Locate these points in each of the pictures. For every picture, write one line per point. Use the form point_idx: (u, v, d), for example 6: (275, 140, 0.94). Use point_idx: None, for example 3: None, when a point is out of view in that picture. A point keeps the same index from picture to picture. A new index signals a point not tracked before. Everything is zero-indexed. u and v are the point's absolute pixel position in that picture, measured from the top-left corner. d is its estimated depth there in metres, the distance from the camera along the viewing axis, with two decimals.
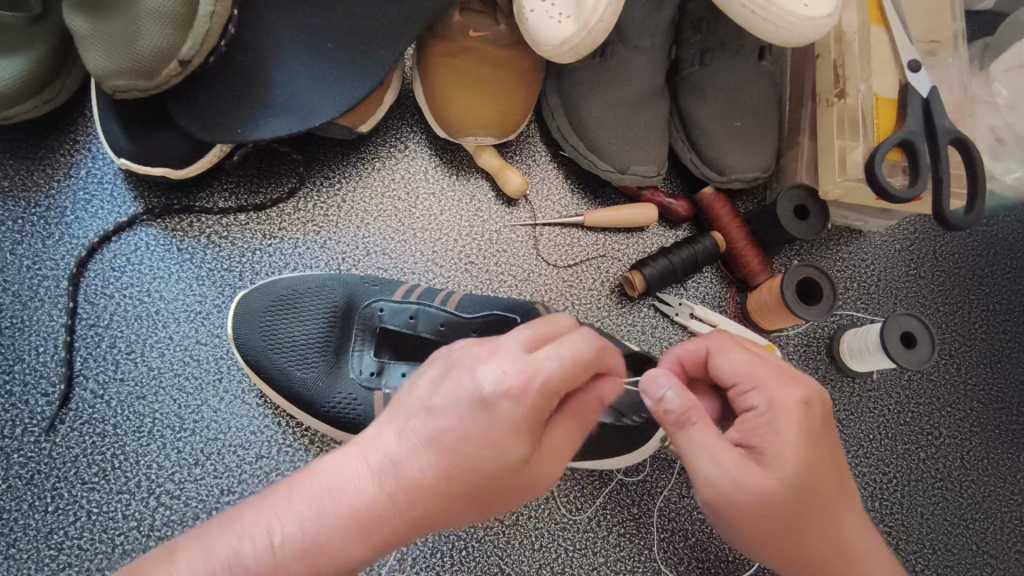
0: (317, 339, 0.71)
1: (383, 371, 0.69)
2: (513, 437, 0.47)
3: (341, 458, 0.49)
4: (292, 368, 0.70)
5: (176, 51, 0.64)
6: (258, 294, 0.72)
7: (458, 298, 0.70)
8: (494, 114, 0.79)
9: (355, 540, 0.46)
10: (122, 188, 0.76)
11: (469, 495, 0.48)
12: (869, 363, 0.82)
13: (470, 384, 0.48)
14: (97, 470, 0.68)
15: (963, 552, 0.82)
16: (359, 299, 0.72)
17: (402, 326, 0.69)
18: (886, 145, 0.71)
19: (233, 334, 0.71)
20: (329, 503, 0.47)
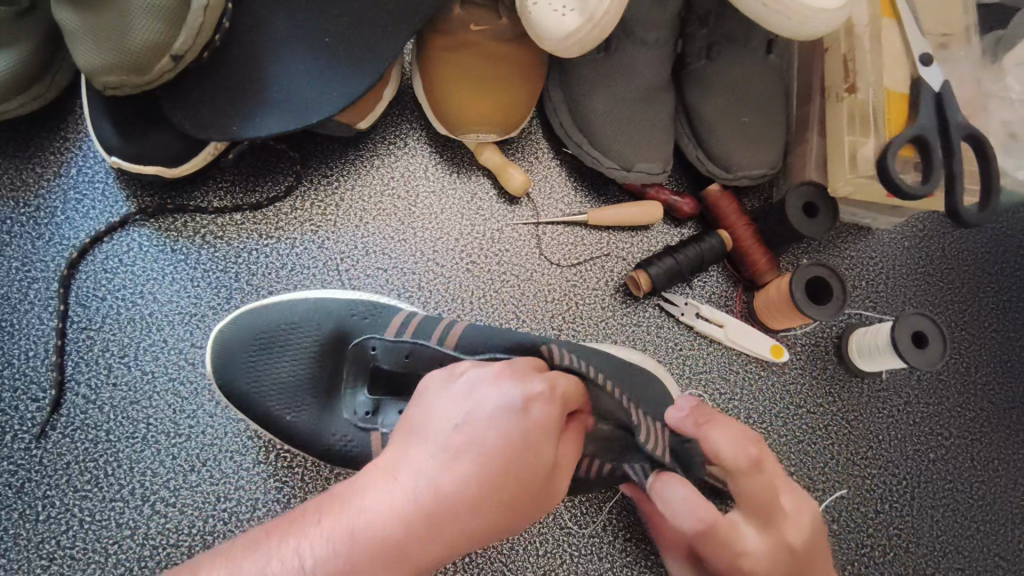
0: (304, 379, 0.67)
1: (380, 409, 0.65)
2: (542, 443, 0.49)
3: (366, 481, 0.47)
4: (281, 412, 0.66)
5: (169, 45, 0.63)
6: (238, 329, 0.68)
7: (459, 331, 0.64)
8: (496, 111, 0.77)
9: (390, 564, 0.44)
10: (113, 187, 0.74)
11: (506, 506, 0.47)
12: (878, 363, 0.80)
13: (492, 398, 0.50)
14: (89, 477, 0.66)
15: (974, 554, 0.81)
16: (351, 333, 0.68)
17: (396, 365, 0.65)
18: (898, 140, 0.70)
19: (216, 374, 0.67)
20: (363, 523, 0.44)
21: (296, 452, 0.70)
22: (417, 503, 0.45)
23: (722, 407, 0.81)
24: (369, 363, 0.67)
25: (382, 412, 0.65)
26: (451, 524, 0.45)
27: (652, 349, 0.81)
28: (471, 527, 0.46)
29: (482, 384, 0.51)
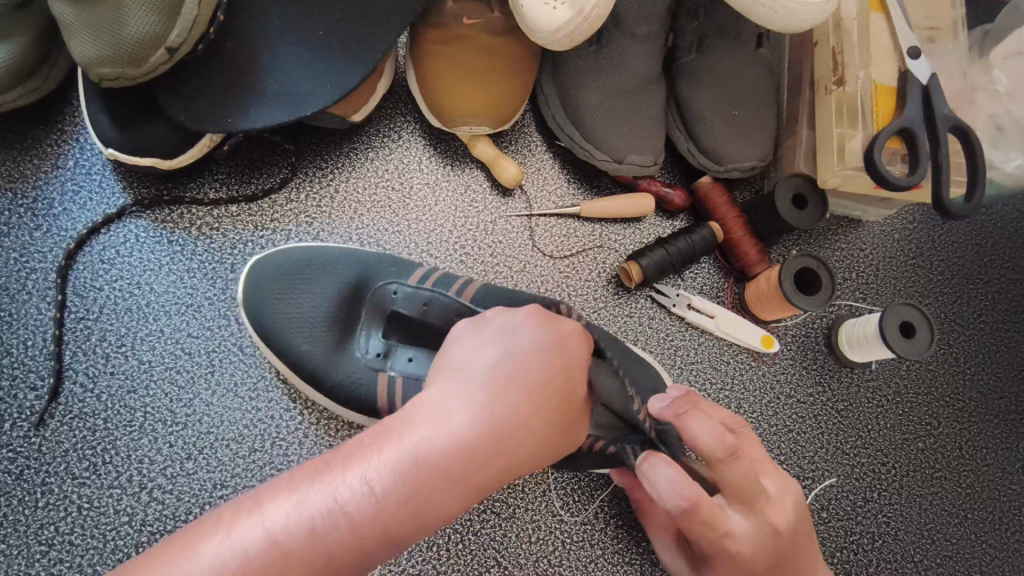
0: (325, 315, 0.70)
1: (390, 353, 0.67)
2: (578, 375, 0.52)
3: (415, 411, 0.46)
4: (298, 342, 0.69)
5: (164, 38, 0.63)
6: (270, 261, 0.72)
7: (474, 289, 0.67)
8: (489, 104, 0.77)
9: (456, 487, 0.43)
10: (111, 180, 0.75)
11: (551, 433, 0.49)
12: (868, 353, 0.81)
13: (526, 336, 0.52)
14: (87, 465, 0.67)
15: (961, 542, 0.82)
16: (372, 277, 0.72)
17: (413, 311, 0.67)
18: (886, 132, 0.71)
19: (244, 298, 0.71)
20: (425, 444, 0.43)
21: (292, 441, 0.71)
22: (477, 426, 0.45)
23: (712, 397, 0.82)
24: (384, 310, 0.69)
25: (392, 356, 0.67)
26: (508, 447, 0.46)
27: (644, 339, 0.82)
28: (524, 453, 0.47)
29: (512, 325, 0.53)
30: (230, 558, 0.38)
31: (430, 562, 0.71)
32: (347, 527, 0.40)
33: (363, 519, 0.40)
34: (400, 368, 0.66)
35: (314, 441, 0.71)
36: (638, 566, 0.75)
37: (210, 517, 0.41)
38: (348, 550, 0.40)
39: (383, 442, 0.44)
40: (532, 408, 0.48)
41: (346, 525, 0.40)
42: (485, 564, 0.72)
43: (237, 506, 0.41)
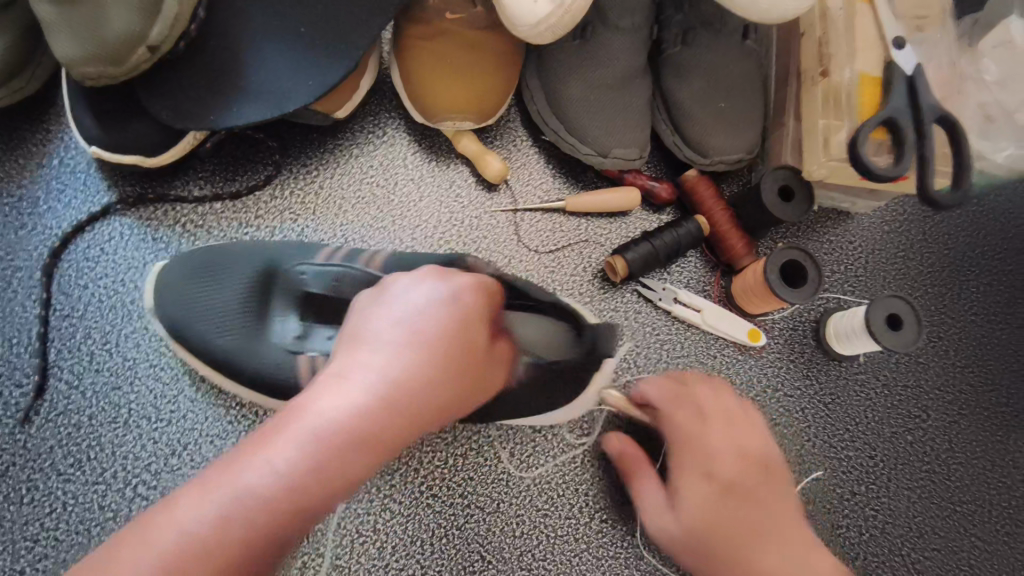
0: (235, 307, 0.67)
1: (309, 334, 0.66)
2: (478, 324, 0.54)
3: (317, 386, 0.47)
4: (211, 337, 0.67)
5: (144, 36, 0.64)
6: (174, 264, 0.70)
7: (381, 258, 0.67)
8: (471, 99, 0.77)
9: (365, 447, 0.45)
10: (95, 178, 0.76)
11: (456, 383, 0.51)
12: (856, 346, 0.81)
13: (428, 295, 0.54)
14: (72, 461, 0.68)
15: (950, 535, 0.82)
16: (281, 263, 0.69)
17: (326, 287, 0.66)
18: (870, 123, 0.70)
19: (154, 304, 0.70)
20: (326, 415, 0.45)
21: None
22: (378, 390, 0.47)
23: None
24: (297, 291, 0.67)
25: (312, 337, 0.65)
26: (412, 403, 0.48)
27: (630, 333, 0.82)
28: (430, 406, 0.49)
29: (412, 286, 0.55)
30: (147, 561, 0.40)
31: (415, 556, 0.72)
32: (258, 507, 0.42)
33: (276, 497, 0.42)
34: (319, 346, 0.64)
35: None
36: (623, 561, 0.75)
37: (131, 529, 0.42)
38: (262, 530, 0.41)
39: (285, 423, 0.45)
40: (434, 362, 0.50)
41: (259, 507, 0.42)
42: (470, 559, 0.73)
43: (153, 514, 0.42)
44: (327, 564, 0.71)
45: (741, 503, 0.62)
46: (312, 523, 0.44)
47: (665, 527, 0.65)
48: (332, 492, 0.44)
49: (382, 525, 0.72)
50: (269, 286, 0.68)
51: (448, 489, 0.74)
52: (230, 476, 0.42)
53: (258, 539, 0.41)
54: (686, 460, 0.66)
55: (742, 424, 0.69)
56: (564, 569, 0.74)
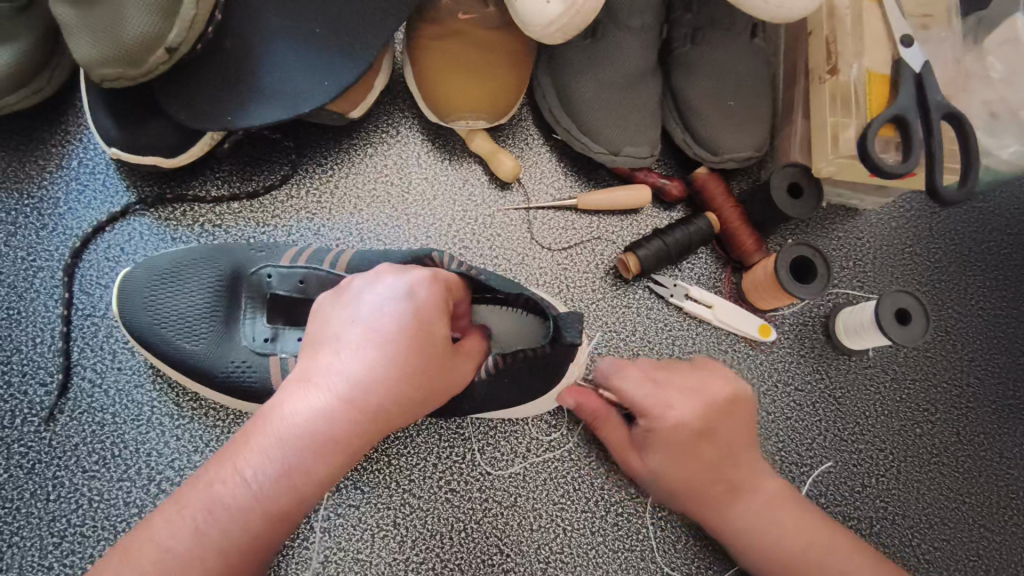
0: (204, 309, 0.69)
1: (279, 337, 0.69)
2: (438, 318, 0.56)
3: (282, 395, 0.53)
4: (180, 341, 0.68)
5: (163, 38, 0.64)
6: (138, 270, 0.70)
7: (349, 256, 0.67)
8: (485, 98, 0.78)
9: (325, 454, 0.51)
10: (114, 178, 0.76)
11: (418, 383, 0.54)
12: (865, 340, 0.82)
13: (381, 295, 0.56)
14: (96, 458, 0.69)
15: (959, 526, 0.83)
16: (247, 265, 0.71)
17: (293, 290, 0.69)
18: (878, 121, 0.71)
19: (118, 311, 0.69)
20: (288, 428, 0.51)
21: None
22: (330, 400, 0.52)
23: None
24: (265, 295, 0.70)
25: (281, 339, 0.68)
26: (362, 411, 0.52)
27: (642, 329, 0.83)
28: (385, 412, 0.53)
29: (368, 286, 0.57)
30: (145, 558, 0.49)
31: (434, 550, 0.73)
32: (233, 516, 0.50)
33: (252, 507, 0.50)
34: (289, 348, 0.68)
35: None
36: (638, 553, 0.76)
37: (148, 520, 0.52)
38: (238, 533, 0.50)
39: (254, 435, 0.52)
40: (387, 369, 0.53)
41: (238, 515, 0.50)
42: (488, 552, 0.74)
43: (153, 516, 0.51)
44: (348, 558, 0.72)
45: (708, 453, 0.68)
46: (290, 523, 0.52)
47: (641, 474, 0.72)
48: (302, 495, 0.51)
49: (401, 520, 0.73)
50: (237, 286, 0.70)
51: (465, 484, 0.75)
52: (211, 486, 0.51)
53: (242, 541, 0.50)
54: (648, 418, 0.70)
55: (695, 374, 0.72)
56: (581, 562, 0.75)
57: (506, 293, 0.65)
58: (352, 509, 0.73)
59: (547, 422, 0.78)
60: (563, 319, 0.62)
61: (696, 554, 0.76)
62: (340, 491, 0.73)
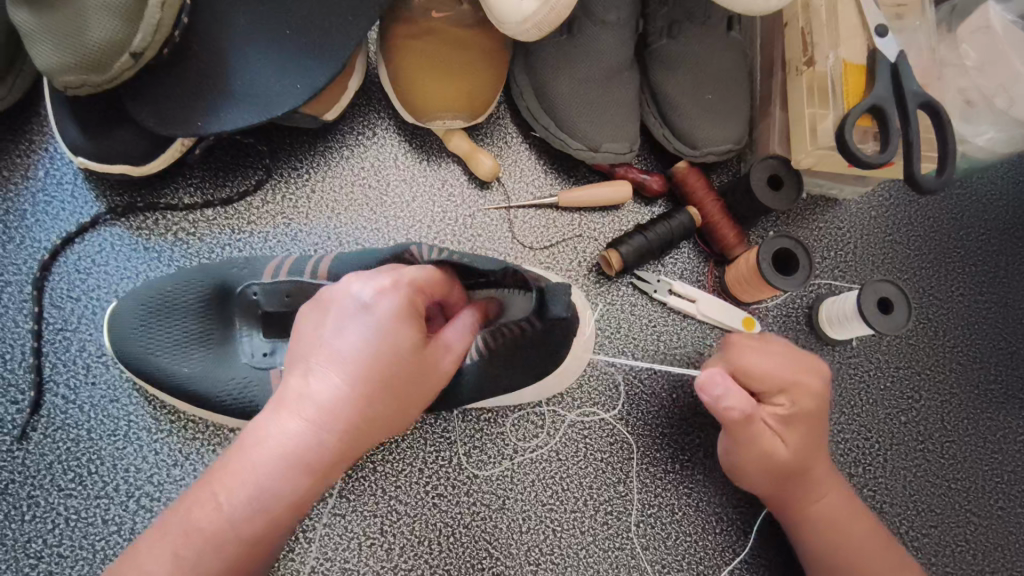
0: (195, 332, 0.67)
1: (276, 348, 0.68)
2: (407, 326, 0.54)
3: (259, 418, 0.52)
4: (173, 364, 0.66)
5: (128, 42, 0.63)
6: (127, 296, 0.68)
7: (329, 263, 0.64)
8: (461, 98, 0.77)
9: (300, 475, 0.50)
10: (83, 189, 0.74)
11: (392, 395, 0.53)
12: (849, 330, 0.82)
13: (348, 305, 0.55)
14: (72, 476, 0.67)
15: (945, 511, 0.84)
16: (233, 283, 0.69)
17: (282, 305, 0.67)
18: (856, 110, 0.71)
19: (109, 339, 0.68)
20: (261, 452, 0.50)
21: None
22: (306, 422, 0.50)
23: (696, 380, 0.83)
24: (255, 310, 0.68)
25: (277, 351, 0.68)
26: (338, 431, 0.51)
27: (627, 326, 0.82)
28: (360, 428, 0.52)
29: (339, 295, 0.55)
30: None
31: (422, 557, 0.72)
32: (209, 544, 0.49)
33: (231, 533, 0.49)
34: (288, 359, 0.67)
35: None
36: (628, 551, 0.75)
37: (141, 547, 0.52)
38: (216, 561, 0.49)
39: (229, 461, 0.50)
40: (360, 384, 0.52)
41: (217, 541, 0.49)
42: (477, 556, 0.73)
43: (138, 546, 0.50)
44: (334, 567, 0.71)
45: (813, 432, 0.69)
46: (268, 546, 0.51)
47: (783, 456, 0.68)
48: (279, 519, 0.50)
49: (388, 527, 0.72)
50: (226, 302, 0.69)
51: (453, 488, 0.74)
52: (187, 514, 0.50)
53: (221, 565, 0.49)
54: (797, 394, 0.68)
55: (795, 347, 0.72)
56: (571, 563, 0.74)
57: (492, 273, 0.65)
58: (338, 519, 0.72)
59: (532, 422, 0.77)
60: (551, 295, 0.62)
61: (687, 549, 0.76)
62: (324, 501, 0.72)
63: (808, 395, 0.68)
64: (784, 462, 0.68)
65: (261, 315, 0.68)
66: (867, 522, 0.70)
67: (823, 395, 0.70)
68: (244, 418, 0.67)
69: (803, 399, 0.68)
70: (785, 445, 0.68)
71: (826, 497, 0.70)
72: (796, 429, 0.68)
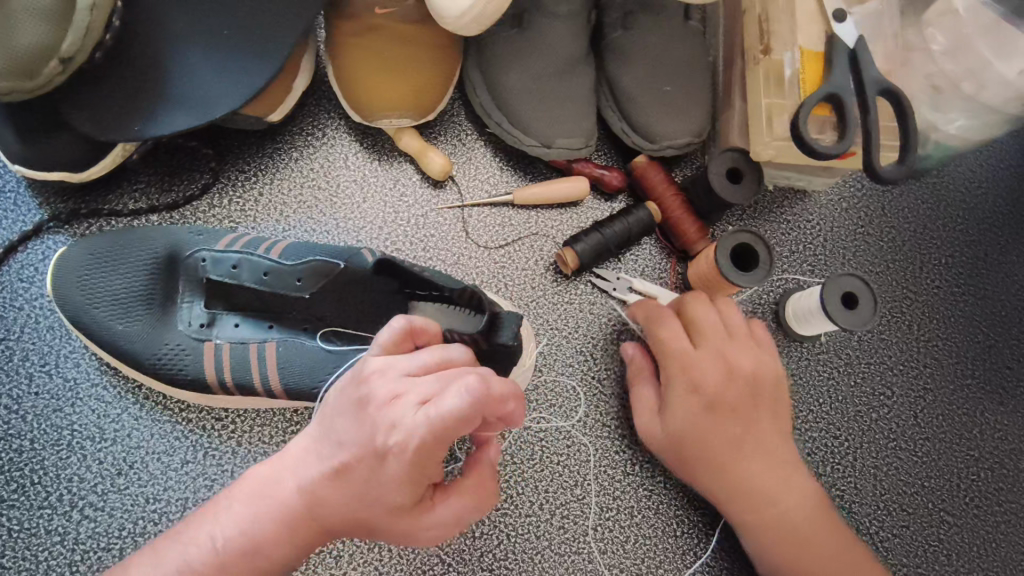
0: (140, 291, 0.67)
1: (215, 322, 0.68)
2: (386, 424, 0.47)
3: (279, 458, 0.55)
4: (113, 321, 0.66)
5: (56, 48, 0.62)
6: (73, 250, 0.68)
7: (284, 244, 0.68)
8: (408, 96, 0.76)
9: (288, 534, 0.53)
10: (26, 197, 0.74)
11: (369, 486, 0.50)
12: (814, 326, 0.79)
13: (361, 393, 0.49)
14: (15, 486, 0.67)
15: (918, 511, 0.81)
16: (182, 248, 0.69)
17: (225, 275, 0.68)
18: (811, 100, 0.68)
19: (54, 292, 0.68)
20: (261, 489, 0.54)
21: (224, 449, 0.70)
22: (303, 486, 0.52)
23: None
24: (201, 279, 0.69)
25: (217, 324, 0.68)
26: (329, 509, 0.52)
27: (585, 326, 0.80)
28: (338, 504, 0.51)
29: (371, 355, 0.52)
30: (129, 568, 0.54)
31: (373, 563, 0.71)
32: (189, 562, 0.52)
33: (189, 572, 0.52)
34: (227, 334, 0.67)
35: (248, 448, 0.70)
36: (585, 555, 0.74)
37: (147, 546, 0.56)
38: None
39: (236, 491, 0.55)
40: (357, 476, 0.50)
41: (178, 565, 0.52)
42: (429, 562, 0.72)
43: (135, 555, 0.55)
44: None
45: (724, 416, 0.69)
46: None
47: (654, 433, 0.71)
48: (247, 572, 0.52)
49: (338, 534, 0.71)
50: (174, 272, 0.69)
51: None
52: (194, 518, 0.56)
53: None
54: (674, 379, 0.70)
55: (710, 346, 0.71)
56: (526, 568, 0.73)
57: (449, 289, 0.65)
58: None
59: None
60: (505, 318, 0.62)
61: (645, 553, 0.75)
62: None
63: (688, 382, 0.70)
64: (664, 440, 0.71)
65: (206, 289, 0.69)
66: (796, 532, 0.68)
67: (717, 385, 0.69)
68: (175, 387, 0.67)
69: (682, 384, 0.70)
70: (666, 431, 0.70)
71: (726, 493, 0.69)
72: (676, 413, 0.70)
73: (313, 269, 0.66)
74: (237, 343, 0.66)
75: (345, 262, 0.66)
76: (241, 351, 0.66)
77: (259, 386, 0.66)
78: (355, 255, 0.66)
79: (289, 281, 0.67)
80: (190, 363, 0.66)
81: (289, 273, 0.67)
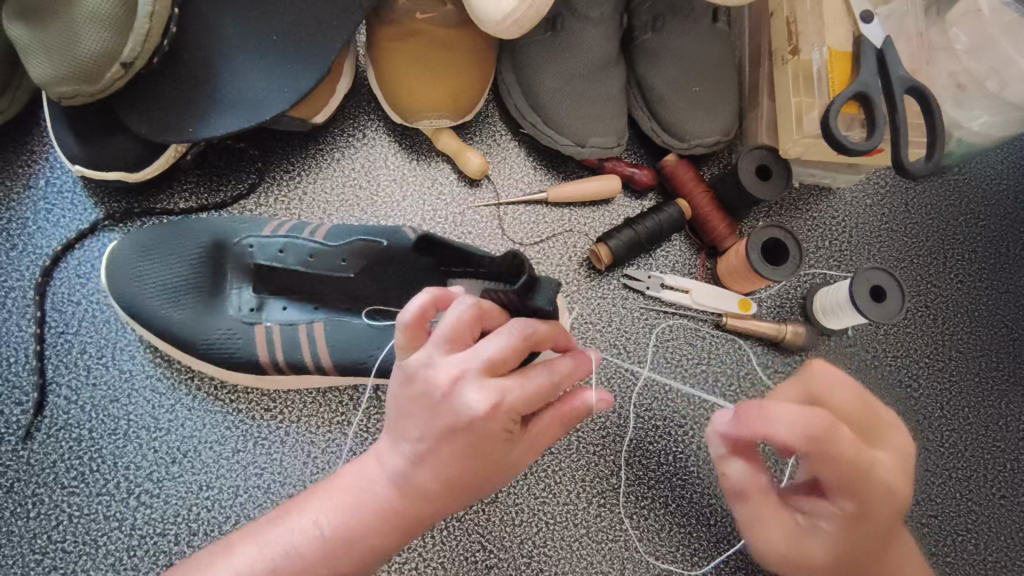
0: (190, 282, 0.70)
1: (264, 306, 0.71)
2: (454, 399, 0.50)
3: (352, 467, 0.56)
4: (167, 311, 0.69)
5: (118, 52, 0.64)
6: (124, 243, 0.71)
7: (327, 227, 0.71)
8: (448, 97, 0.78)
9: (387, 527, 0.53)
10: (81, 196, 0.77)
11: (460, 458, 0.52)
12: (843, 320, 0.81)
13: (417, 386, 0.51)
14: (75, 474, 0.69)
15: (946, 501, 0.82)
16: (229, 237, 0.72)
17: (272, 259, 0.71)
18: (841, 98, 0.70)
19: (107, 283, 0.70)
20: (352, 486, 0.54)
21: (274, 438, 0.72)
22: (392, 481, 0.53)
23: (689, 371, 0.82)
24: (254, 275, 0.72)
25: (266, 308, 0.71)
26: (420, 501, 0.53)
27: (618, 321, 0.82)
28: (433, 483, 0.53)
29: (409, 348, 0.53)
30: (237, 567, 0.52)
31: (416, 550, 0.73)
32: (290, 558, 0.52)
33: (289, 561, 0.51)
34: (276, 317, 0.71)
35: (296, 437, 0.73)
36: (621, 543, 0.76)
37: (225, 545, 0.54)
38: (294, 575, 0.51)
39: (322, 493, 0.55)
40: (437, 460, 0.52)
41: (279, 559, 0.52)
42: (470, 549, 0.74)
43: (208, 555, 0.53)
44: None
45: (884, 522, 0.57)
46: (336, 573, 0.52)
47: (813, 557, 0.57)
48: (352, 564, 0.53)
49: None
50: (224, 259, 0.71)
51: None
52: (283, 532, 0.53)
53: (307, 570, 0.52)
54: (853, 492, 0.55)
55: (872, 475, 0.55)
56: (565, 555, 0.75)
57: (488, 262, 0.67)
58: None
59: None
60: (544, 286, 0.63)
61: (681, 541, 0.77)
62: None
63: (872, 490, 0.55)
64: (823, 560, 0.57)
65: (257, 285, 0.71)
66: None
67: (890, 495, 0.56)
68: (230, 369, 0.70)
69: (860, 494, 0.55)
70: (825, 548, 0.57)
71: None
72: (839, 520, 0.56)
73: (356, 248, 0.69)
74: (287, 325, 0.69)
75: (387, 241, 0.69)
76: (292, 334, 0.69)
77: (309, 363, 0.69)
78: (399, 234, 0.69)
79: (335, 261, 0.70)
80: (242, 354, 0.69)
81: (334, 254, 0.70)
